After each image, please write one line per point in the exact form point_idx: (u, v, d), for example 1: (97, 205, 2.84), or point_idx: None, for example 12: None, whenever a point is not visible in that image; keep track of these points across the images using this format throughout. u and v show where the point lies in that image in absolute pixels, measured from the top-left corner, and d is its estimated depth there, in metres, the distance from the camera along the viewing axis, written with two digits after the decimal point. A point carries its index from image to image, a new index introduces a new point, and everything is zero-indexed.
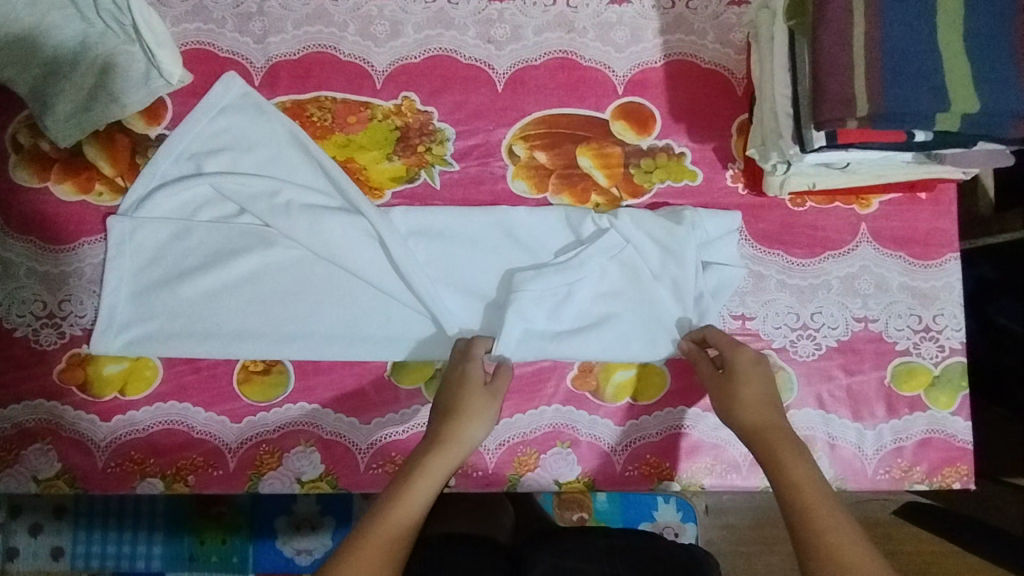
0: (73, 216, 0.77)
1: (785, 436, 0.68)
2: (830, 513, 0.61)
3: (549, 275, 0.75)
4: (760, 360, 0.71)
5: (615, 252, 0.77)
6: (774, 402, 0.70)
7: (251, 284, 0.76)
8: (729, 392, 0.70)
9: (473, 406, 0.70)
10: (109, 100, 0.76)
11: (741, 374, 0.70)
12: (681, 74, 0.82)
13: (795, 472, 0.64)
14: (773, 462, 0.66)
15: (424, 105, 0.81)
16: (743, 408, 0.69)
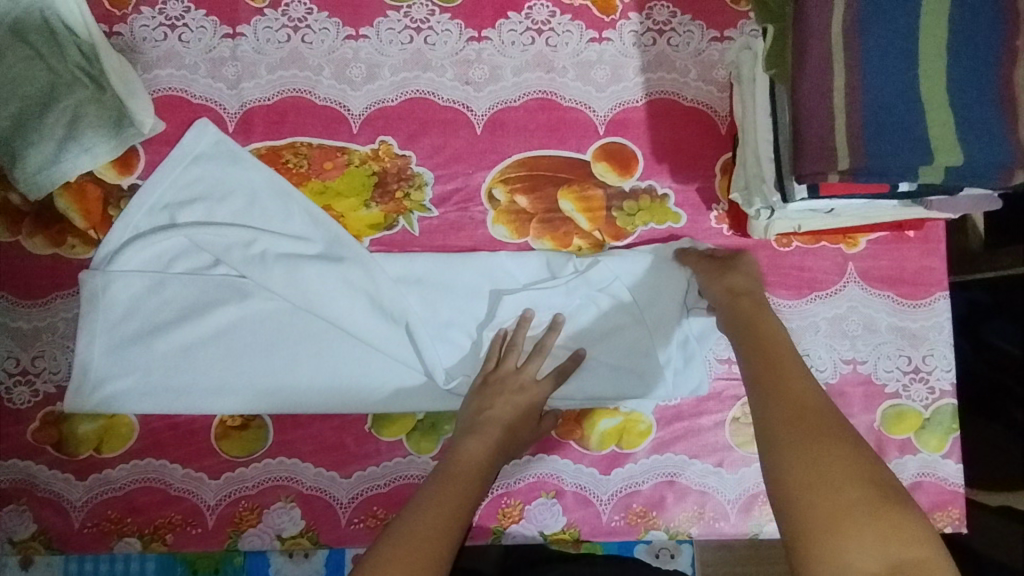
0: (46, 271, 0.76)
1: (757, 307, 0.69)
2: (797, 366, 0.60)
3: (538, 299, 0.76)
4: (757, 267, 0.74)
5: (605, 285, 0.76)
6: (759, 295, 0.71)
7: (228, 337, 0.74)
8: (722, 266, 0.73)
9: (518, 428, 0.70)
10: (79, 150, 0.75)
11: (732, 273, 0.72)
12: (662, 114, 0.81)
13: (764, 327, 0.66)
14: (743, 322, 0.67)
15: (402, 149, 0.79)
16: (722, 278, 0.72)
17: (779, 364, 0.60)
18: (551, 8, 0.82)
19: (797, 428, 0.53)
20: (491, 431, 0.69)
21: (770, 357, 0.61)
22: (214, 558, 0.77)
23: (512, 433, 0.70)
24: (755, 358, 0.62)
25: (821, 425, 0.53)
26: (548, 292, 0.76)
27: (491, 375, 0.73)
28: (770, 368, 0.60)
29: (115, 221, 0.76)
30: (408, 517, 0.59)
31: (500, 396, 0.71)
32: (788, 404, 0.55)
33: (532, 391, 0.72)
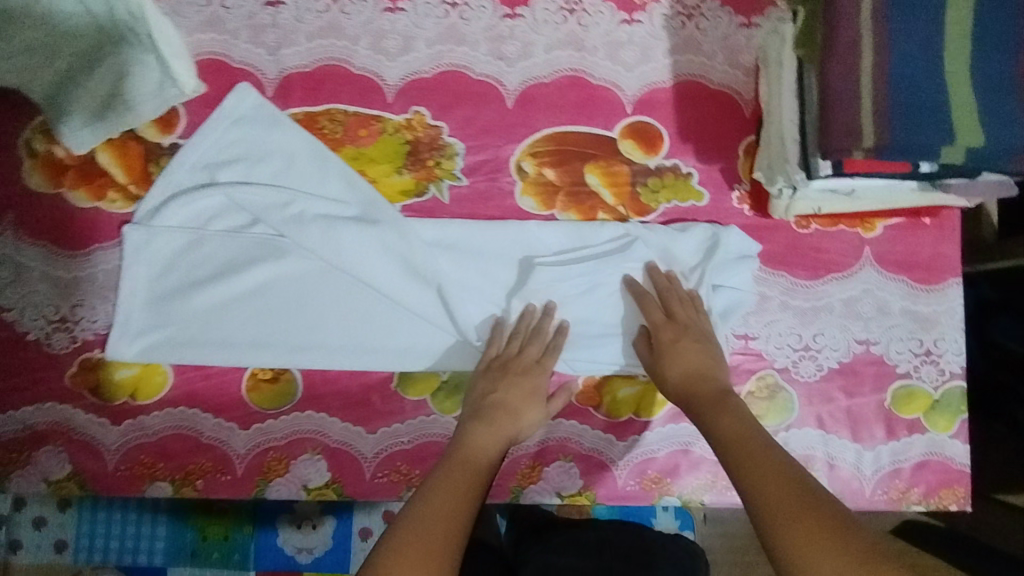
0: (86, 222, 0.78)
1: (717, 389, 0.70)
2: (760, 444, 0.62)
3: (568, 265, 0.78)
4: (705, 330, 0.75)
5: (632, 254, 0.78)
6: (712, 369, 0.72)
7: (263, 293, 0.78)
8: (670, 346, 0.73)
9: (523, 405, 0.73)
10: (123, 108, 0.78)
11: (683, 342, 0.73)
12: (689, 95, 0.83)
13: (725, 424, 0.66)
14: (706, 417, 0.68)
15: (435, 120, 0.82)
16: (671, 367, 0.72)
17: (747, 451, 0.62)
18: None
19: (784, 517, 0.54)
20: (498, 412, 0.72)
21: (742, 453, 0.62)
22: (226, 528, 1.01)
23: (514, 418, 0.72)
24: (730, 458, 0.62)
25: (808, 511, 0.54)
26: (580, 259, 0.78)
27: (496, 358, 0.76)
28: (739, 462, 0.61)
29: (158, 180, 0.78)
30: (421, 501, 0.61)
31: (503, 378, 0.74)
32: (772, 493, 0.57)
33: (536, 371, 0.75)
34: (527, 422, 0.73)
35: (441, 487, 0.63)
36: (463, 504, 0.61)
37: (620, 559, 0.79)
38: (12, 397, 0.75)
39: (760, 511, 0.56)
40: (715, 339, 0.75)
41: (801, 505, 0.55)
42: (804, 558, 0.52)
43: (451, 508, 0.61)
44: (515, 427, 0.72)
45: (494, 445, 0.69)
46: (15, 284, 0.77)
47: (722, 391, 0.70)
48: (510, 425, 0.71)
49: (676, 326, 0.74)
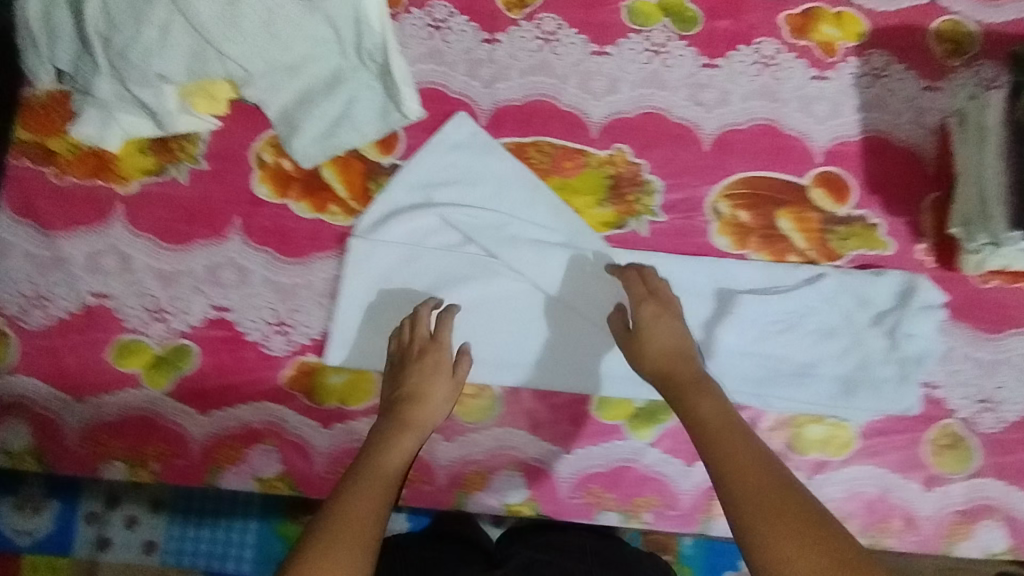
0: (308, 232, 0.82)
1: (694, 370, 0.68)
2: (744, 443, 0.61)
3: (772, 302, 0.82)
4: (670, 313, 0.72)
5: (830, 296, 0.82)
6: (686, 349, 0.70)
7: (473, 310, 0.81)
8: (640, 341, 0.71)
9: (430, 390, 0.72)
10: (351, 129, 0.83)
11: (665, 318, 0.72)
12: (876, 150, 0.87)
13: (705, 407, 0.64)
14: (685, 398, 0.66)
15: (635, 158, 0.86)
16: (650, 340, 0.71)
17: (722, 442, 0.61)
18: (779, 45, 0.89)
19: (776, 525, 0.55)
20: (410, 403, 0.70)
21: (725, 445, 0.61)
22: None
23: (425, 402, 0.71)
24: (710, 446, 0.61)
25: (809, 525, 0.55)
26: (782, 297, 0.82)
27: (421, 343, 0.75)
28: (722, 451, 0.61)
29: (380, 197, 0.83)
30: (344, 496, 0.61)
31: (415, 363, 0.74)
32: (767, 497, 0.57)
33: (438, 351, 0.74)
34: (440, 397, 0.72)
35: (365, 482, 0.63)
36: (381, 506, 0.61)
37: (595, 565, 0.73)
38: (232, 395, 0.79)
39: (740, 509, 0.57)
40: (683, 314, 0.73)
41: (773, 506, 0.57)
42: (787, 559, 0.54)
43: (371, 508, 0.60)
44: (426, 411, 0.70)
45: (403, 449, 0.67)
46: (239, 286, 0.81)
47: (700, 375, 0.68)
48: (425, 410, 0.70)
49: (656, 306, 0.73)
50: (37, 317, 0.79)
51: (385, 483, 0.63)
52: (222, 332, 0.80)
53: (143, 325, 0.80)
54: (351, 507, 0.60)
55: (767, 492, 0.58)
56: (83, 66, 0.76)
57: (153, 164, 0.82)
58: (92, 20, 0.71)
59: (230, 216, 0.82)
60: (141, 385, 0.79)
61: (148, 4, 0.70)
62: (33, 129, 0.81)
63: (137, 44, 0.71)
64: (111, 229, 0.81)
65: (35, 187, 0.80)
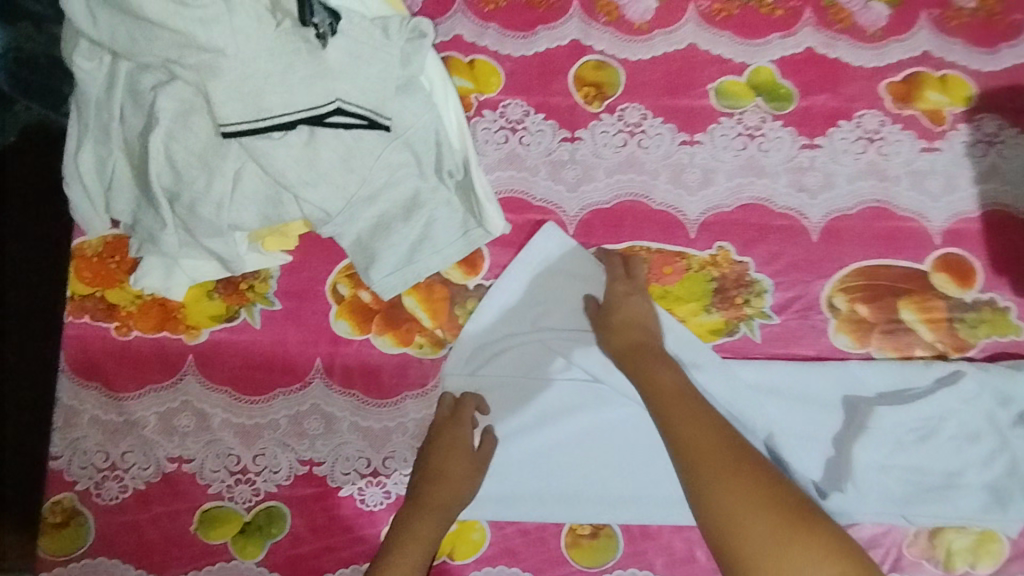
0: (395, 369, 0.76)
1: (654, 346, 0.74)
2: (693, 411, 0.69)
3: (906, 409, 0.74)
4: (633, 292, 0.75)
5: (971, 396, 0.74)
6: (652, 328, 0.74)
7: (582, 442, 0.75)
8: (606, 320, 0.75)
9: (455, 473, 0.71)
10: (432, 253, 0.75)
11: (636, 296, 0.75)
12: (1000, 226, 0.80)
13: (660, 377, 0.71)
14: (642, 369, 0.72)
15: (740, 256, 0.79)
16: (618, 312, 0.74)
17: (676, 403, 0.69)
18: (882, 117, 0.82)
19: (719, 477, 0.63)
20: (432, 484, 0.71)
21: (700, 448, 0.66)
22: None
23: (453, 472, 0.72)
24: (662, 411, 0.69)
25: (737, 470, 0.64)
26: (917, 402, 0.74)
27: (441, 422, 0.73)
28: (676, 420, 0.68)
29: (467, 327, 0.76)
30: (402, 527, 0.69)
31: (433, 443, 0.73)
32: (705, 450, 0.66)
33: (456, 433, 0.73)
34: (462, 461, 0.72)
35: (411, 522, 0.69)
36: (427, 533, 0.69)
37: None
38: (329, 559, 0.72)
39: (683, 457, 0.66)
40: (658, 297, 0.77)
41: (723, 465, 0.64)
42: (737, 518, 0.61)
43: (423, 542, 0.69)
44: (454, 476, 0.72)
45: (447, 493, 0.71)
46: (326, 436, 0.74)
47: (659, 354, 0.73)
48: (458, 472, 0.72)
49: (629, 284, 0.76)
50: (111, 490, 0.72)
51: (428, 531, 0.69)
52: (311, 488, 0.73)
53: (227, 489, 0.73)
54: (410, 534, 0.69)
55: (708, 449, 0.65)
56: (144, 219, 0.69)
57: (222, 309, 0.76)
58: (157, 176, 0.65)
59: (310, 358, 0.75)
60: (233, 558, 0.71)
61: (219, 156, 0.64)
62: (91, 281, 0.75)
63: (207, 198, 0.65)
64: (184, 385, 0.74)
65: (98, 345, 0.75)
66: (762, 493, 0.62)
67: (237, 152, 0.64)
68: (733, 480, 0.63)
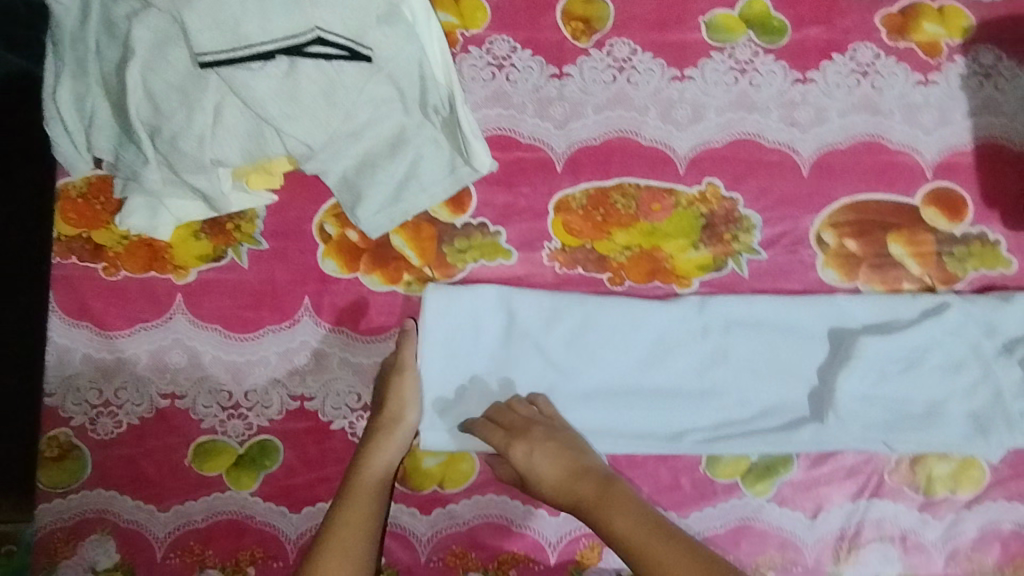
0: (384, 306, 0.76)
1: (597, 479, 0.69)
2: (649, 531, 0.64)
3: (892, 341, 0.75)
4: (546, 435, 0.71)
5: (956, 327, 0.75)
6: (579, 458, 0.70)
7: (566, 376, 0.75)
8: (529, 474, 0.71)
9: (399, 392, 0.72)
10: (419, 190, 0.75)
11: (536, 450, 0.70)
12: (992, 159, 0.79)
13: (618, 522, 0.66)
14: (596, 518, 0.67)
15: (729, 192, 0.78)
16: (541, 481, 0.70)
17: (650, 553, 0.63)
18: (877, 50, 0.80)
19: None
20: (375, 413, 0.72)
21: (647, 553, 0.63)
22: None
23: (401, 425, 0.72)
24: (635, 564, 0.64)
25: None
26: (902, 333, 0.75)
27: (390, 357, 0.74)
28: (647, 560, 0.63)
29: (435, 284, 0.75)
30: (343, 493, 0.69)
31: (383, 375, 0.74)
32: None
33: (399, 364, 0.73)
34: (414, 420, 0.72)
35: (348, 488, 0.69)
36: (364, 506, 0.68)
37: None
38: (323, 489, 0.74)
39: None
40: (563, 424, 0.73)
41: None
42: None
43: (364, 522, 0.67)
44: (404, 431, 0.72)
45: (381, 468, 0.70)
46: (316, 372, 0.76)
47: (604, 480, 0.69)
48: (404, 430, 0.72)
49: (536, 433, 0.71)
50: (106, 425, 0.74)
51: (365, 514, 0.68)
52: (305, 423, 0.75)
53: (220, 424, 0.75)
54: (342, 527, 0.67)
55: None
56: (127, 155, 0.69)
57: (209, 249, 0.76)
58: (136, 109, 0.64)
59: (299, 297, 0.76)
60: (229, 489, 0.74)
61: (198, 88, 0.63)
62: (77, 222, 0.75)
63: (188, 132, 0.64)
64: (174, 323, 0.75)
65: (87, 285, 0.75)
66: None
67: (216, 83, 0.63)
68: None
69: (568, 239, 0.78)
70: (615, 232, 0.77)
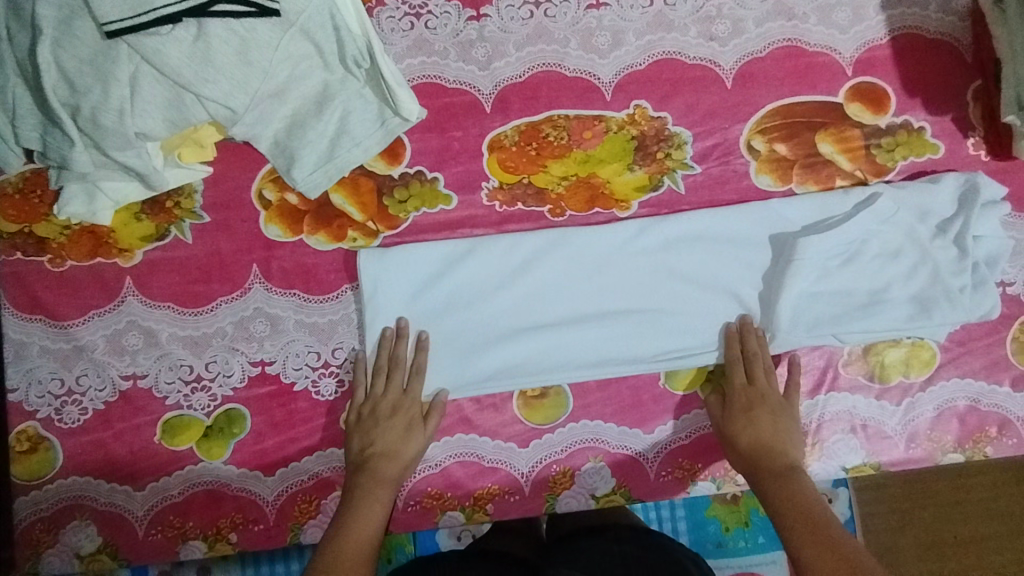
0: (333, 264, 0.77)
1: (785, 464, 0.71)
2: (800, 493, 0.68)
3: (830, 235, 0.76)
4: (778, 411, 0.73)
5: (889, 215, 0.77)
6: (792, 442, 0.73)
7: (516, 314, 0.77)
8: (729, 427, 0.74)
9: (399, 421, 0.72)
10: (352, 145, 0.75)
11: (759, 412, 0.73)
12: (908, 49, 0.81)
13: (796, 494, 0.68)
14: (772, 484, 0.69)
15: (657, 112, 0.79)
16: (748, 440, 0.72)
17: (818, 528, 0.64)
18: None
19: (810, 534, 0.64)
20: (379, 455, 0.71)
21: (812, 527, 0.64)
22: (388, 548, 0.91)
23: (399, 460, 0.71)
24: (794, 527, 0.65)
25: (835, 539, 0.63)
26: (838, 226, 0.76)
27: (377, 364, 0.75)
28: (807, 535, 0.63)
29: (367, 250, 0.76)
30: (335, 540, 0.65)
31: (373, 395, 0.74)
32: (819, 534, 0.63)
33: (394, 387, 0.74)
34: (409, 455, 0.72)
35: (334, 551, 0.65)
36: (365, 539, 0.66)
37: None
38: (294, 449, 0.75)
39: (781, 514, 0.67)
40: (791, 407, 0.74)
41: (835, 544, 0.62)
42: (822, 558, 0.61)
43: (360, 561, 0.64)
44: (400, 468, 0.71)
45: (372, 530, 0.67)
46: (273, 336, 0.76)
47: (792, 467, 0.71)
48: (395, 468, 0.71)
49: (779, 403, 0.74)
50: (72, 414, 0.75)
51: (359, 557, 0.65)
52: (268, 387, 0.76)
53: (184, 398, 0.75)
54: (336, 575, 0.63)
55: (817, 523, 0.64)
56: (52, 141, 0.69)
57: (153, 229, 0.77)
58: (53, 90, 0.65)
59: (247, 266, 0.77)
60: (201, 460, 0.75)
61: (109, 60, 0.64)
62: (17, 218, 0.76)
63: (108, 107, 0.65)
64: (127, 306, 0.76)
65: (35, 279, 0.76)
66: None
67: (128, 53, 0.64)
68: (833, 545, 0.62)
69: (505, 176, 0.79)
70: (551, 163, 0.78)
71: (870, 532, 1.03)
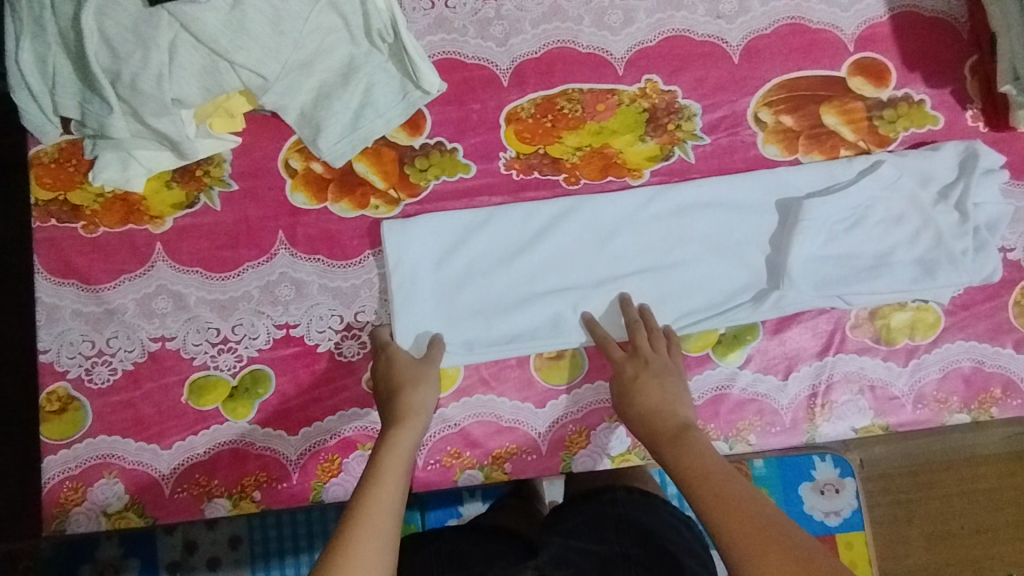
0: (355, 231, 0.80)
1: (678, 424, 0.69)
2: (700, 453, 0.65)
3: (836, 200, 0.79)
4: (662, 371, 0.73)
5: (892, 181, 0.80)
6: (677, 402, 0.71)
7: (532, 280, 0.79)
8: (627, 396, 0.72)
9: (389, 364, 0.74)
10: (375, 116, 0.78)
11: (644, 378, 0.72)
12: (907, 26, 0.84)
13: (688, 457, 0.65)
14: (669, 452, 0.67)
15: (667, 86, 0.83)
16: (639, 410, 0.71)
17: (716, 488, 0.61)
18: None
19: (714, 494, 0.61)
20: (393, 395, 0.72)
21: (711, 488, 0.62)
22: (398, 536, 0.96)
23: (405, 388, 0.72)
24: (697, 493, 0.62)
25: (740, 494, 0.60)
26: (843, 191, 0.79)
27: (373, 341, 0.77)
28: (710, 496, 0.61)
29: (388, 222, 0.78)
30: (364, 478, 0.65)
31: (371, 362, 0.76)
32: (721, 494, 0.60)
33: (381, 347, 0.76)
34: (415, 383, 0.72)
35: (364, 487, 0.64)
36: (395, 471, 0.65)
37: (638, 547, 0.73)
38: (318, 408, 0.77)
39: (683, 480, 0.64)
40: (671, 365, 0.74)
41: (736, 500, 0.60)
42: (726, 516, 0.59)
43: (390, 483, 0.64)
44: (411, 395, 0.71)
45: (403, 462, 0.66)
46: (298, 300, 0.79)
47: (684, 426, 0.68)
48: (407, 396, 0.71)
49: (659, 364, 0.73)
50: (102, 374, 0.77)
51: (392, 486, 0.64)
52: (292, 348, 0.78)
53: (212, 359, 0.77)
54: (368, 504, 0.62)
55: (712, 482, 0.62)
56: (91, 108, 0.73)
57: (182, 196, 0.79)
58: (95, 58, 0.70)
59: (273, 232, 0.79)
60: (227, 419, 0.77)
61: (150, 27, 0.68)
62: (53, 186, 0.79)
63: (147, 72, 0.70)
64: (156, 271, 0.78)
65: (69, 244, 0.78)
66: (778, 535, 0.56)
67: (167, 21, 0.69)
68: (734, 500, 0.60)
69: (521, 146, 0.82)
70: (565, 134, 0.82)
71: (880, 523, 1.08)
